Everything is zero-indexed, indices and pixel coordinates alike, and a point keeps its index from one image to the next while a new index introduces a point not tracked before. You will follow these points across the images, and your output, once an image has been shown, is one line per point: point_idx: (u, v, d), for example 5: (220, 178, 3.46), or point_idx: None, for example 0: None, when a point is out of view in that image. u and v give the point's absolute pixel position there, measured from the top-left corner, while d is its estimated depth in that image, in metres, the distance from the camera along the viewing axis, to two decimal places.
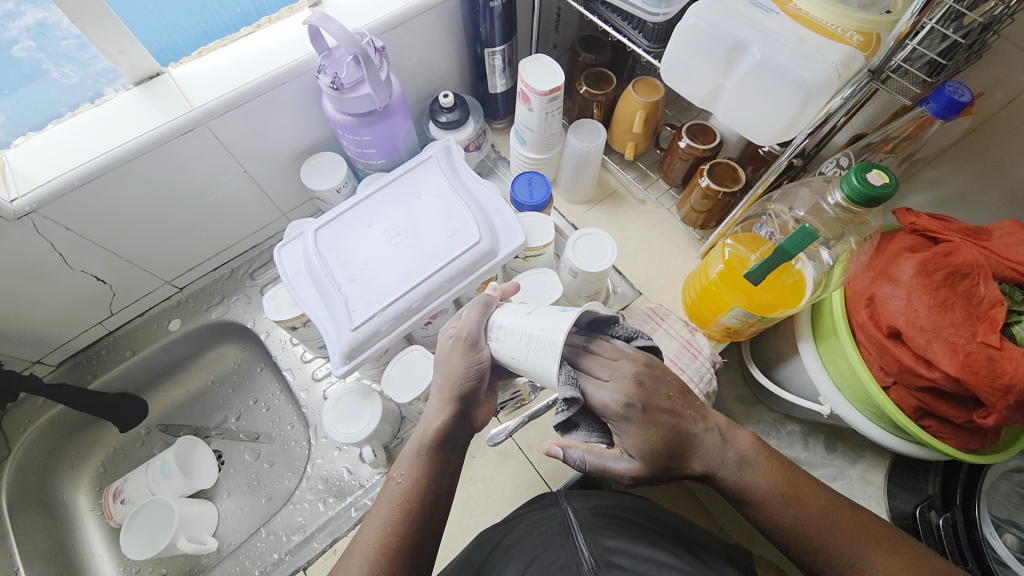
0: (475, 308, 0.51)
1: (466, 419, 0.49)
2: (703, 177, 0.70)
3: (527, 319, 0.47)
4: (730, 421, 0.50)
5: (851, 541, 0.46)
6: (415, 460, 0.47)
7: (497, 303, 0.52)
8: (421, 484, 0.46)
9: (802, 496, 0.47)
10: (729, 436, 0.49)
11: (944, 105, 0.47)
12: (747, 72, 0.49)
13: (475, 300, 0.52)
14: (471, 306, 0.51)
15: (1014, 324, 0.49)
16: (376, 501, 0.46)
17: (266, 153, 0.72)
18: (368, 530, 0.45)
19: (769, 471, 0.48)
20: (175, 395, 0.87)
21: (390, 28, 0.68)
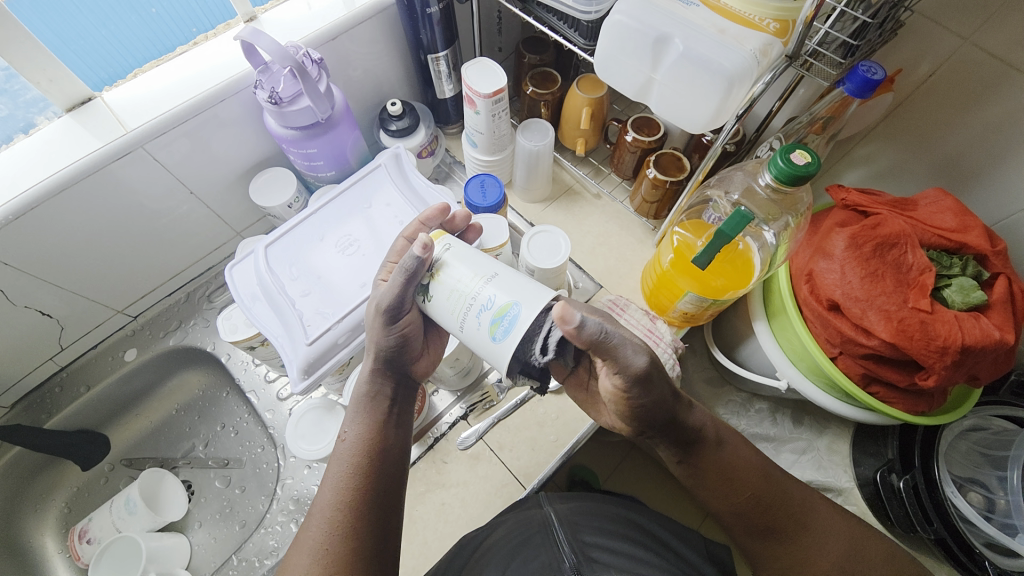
0: (398, 274, 0.48)
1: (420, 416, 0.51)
2: (650, 168, 0.72)
3: (465, 337, 0.45)
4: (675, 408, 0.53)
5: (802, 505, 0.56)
6: (365, 418, 0.51)
7: (421, 268, 0.46)
8: (372, 444, 0.49)
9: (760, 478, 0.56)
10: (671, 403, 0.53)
11: (859, 84, 0.50)
12: (673, 64, 0.50)
13: (401, 266, 0.47)
14: (397, 271, 0.48)
15: (943, 287, 0.52)
16: (327, 469, 0.48)
17: (212, 171, 0.71)
18: (323, 492, 0.46)
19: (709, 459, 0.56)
20: (138, 427, 0.84)
21: (330, 40, 0.68)
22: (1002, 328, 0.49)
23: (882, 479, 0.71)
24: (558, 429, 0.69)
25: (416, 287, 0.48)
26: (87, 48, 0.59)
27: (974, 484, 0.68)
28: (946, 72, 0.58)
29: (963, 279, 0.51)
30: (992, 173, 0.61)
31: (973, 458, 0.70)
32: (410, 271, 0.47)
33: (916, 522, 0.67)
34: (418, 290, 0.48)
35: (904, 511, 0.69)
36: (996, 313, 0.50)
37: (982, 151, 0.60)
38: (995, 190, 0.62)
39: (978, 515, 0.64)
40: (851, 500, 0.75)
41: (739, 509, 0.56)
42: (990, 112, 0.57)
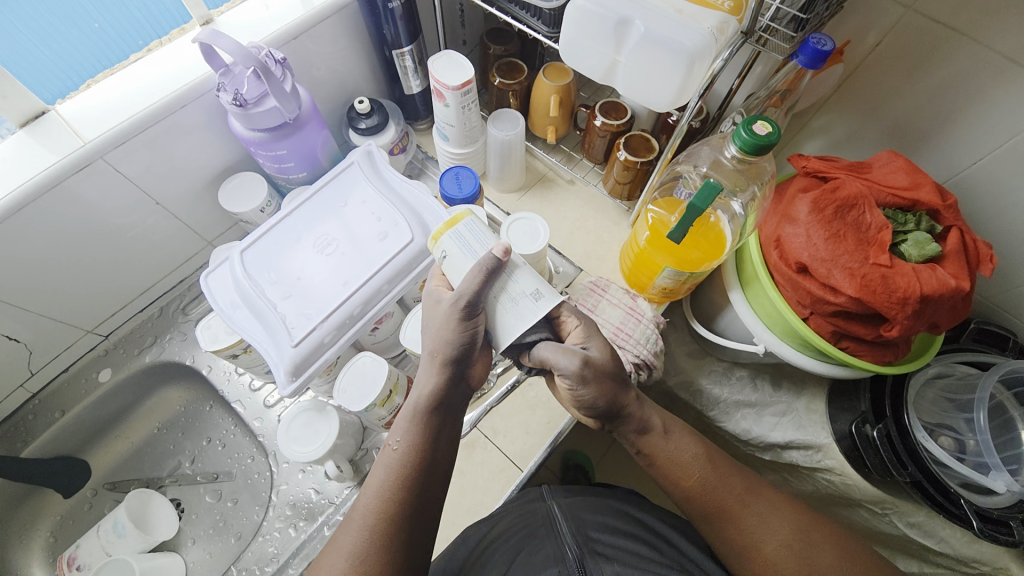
0: (475, 273, 0.49)
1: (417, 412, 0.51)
2: (621, 151, 0.74)
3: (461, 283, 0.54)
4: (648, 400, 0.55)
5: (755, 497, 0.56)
6: (413, 425, 0.49)
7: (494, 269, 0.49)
8: (419, 457, 0.48)
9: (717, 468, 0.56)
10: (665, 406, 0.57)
11: (811, 56, 0.52)
12: (636, 44, 0.51)
13: (482, 263, 0.49)
14: (476, 268, 0.49)
15: (900, 243, 0.54)
16: (370, 474, 0.48)
17: (177, 180, 0.69)
18: (366, 493, 0.47)
19: (689, 442, 0.57)
20: (120, 449, 0.82)
21: (292, 39, 0.67)
22: (957, 277, 0.52)
23: (857, 431, 0.74)
24: (550, 410, 0.70)
25: (491, 287, 0.50)
26: (30, 66, 0.57)
27: (944, 429, 0.72)
28: (891, 42, 0.61)
29: (918, 233, 0.53)
30: (938, 136, 0.65)
31: (940, 404, 0.75)
32: (485, 276, 0.48)
33: (891, 466, 0.70)
34: (493, 290, 0.50)
35: (879, 459, 0.71)
36: (951, 263, 0.53)
37: (929, 114, 0.64)
38: (942, 151, 0.66)
39: (951, 458, 0.68)
40: (831, 454, 0.79)
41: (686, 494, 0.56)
42: (933, 76, 0.61)
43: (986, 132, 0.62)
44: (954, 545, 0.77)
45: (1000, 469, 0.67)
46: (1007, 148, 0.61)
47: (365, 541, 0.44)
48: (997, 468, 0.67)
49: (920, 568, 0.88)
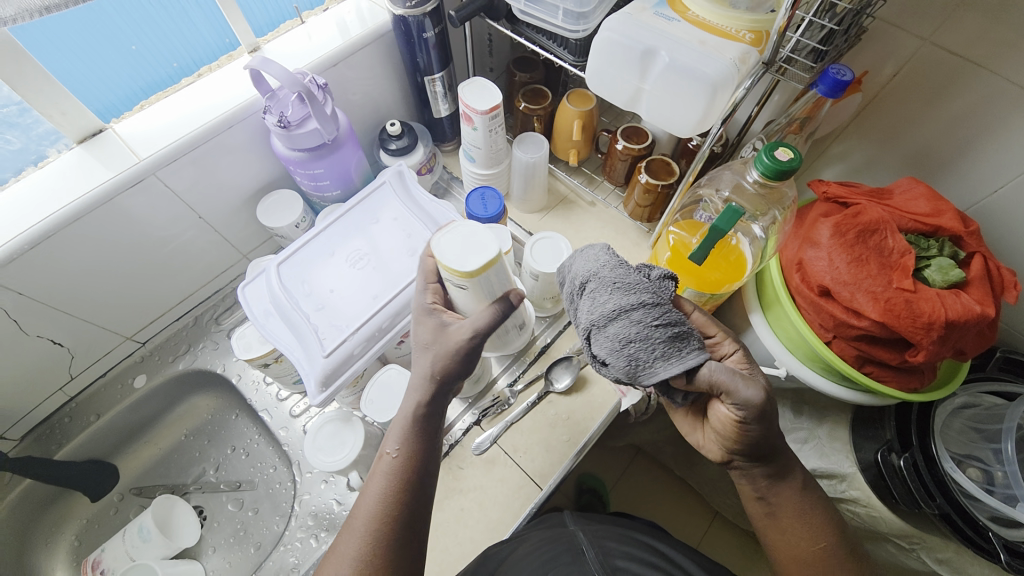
0: (493, 313, 0.51)
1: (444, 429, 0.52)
2: (642, 174, 0.76)
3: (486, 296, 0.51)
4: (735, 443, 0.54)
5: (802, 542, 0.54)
6: (407, 433, 0.49)
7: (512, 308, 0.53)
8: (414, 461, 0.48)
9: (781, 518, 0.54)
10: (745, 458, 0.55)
11: (830, 86, 0.53)
12: (660, 74, 0.54)
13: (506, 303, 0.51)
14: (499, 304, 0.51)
15: (923, 269, 0.54)
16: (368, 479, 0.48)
17: (219, 196, 0.73)
18: (367, 498, 0.47)
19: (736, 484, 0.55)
20: (149, 454, 0.84)
21: (331, 66, 0.72)
22: (982, 303, 0.52)
23: (883, 460, 0.73)
24: (570, 429, 0.71)
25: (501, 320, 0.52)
26: (75, 81, 0.61)
27: (971, 459, 0.71)
28: (908, 73, 0.63)
29: (942, 259, 0.54)
30: (959, 163, 0.66)
31: (968, 435, 0.74)
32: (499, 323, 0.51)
33: (918, 498, 0.68)
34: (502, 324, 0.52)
35: (907, 490, 0.70)
36: (975, 289, 0.53)
37: (949, 142, 0.65)
38: (964, 178, 0.67)
39: (981, 490, 0.66)
40: (856, 484, 0.78)
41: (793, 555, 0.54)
42: (953, 105, 0.62)
43: (1009, 159, 0.62)
44: None
45: None
46: None
47: (366, 547, 0.44)
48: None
49: None
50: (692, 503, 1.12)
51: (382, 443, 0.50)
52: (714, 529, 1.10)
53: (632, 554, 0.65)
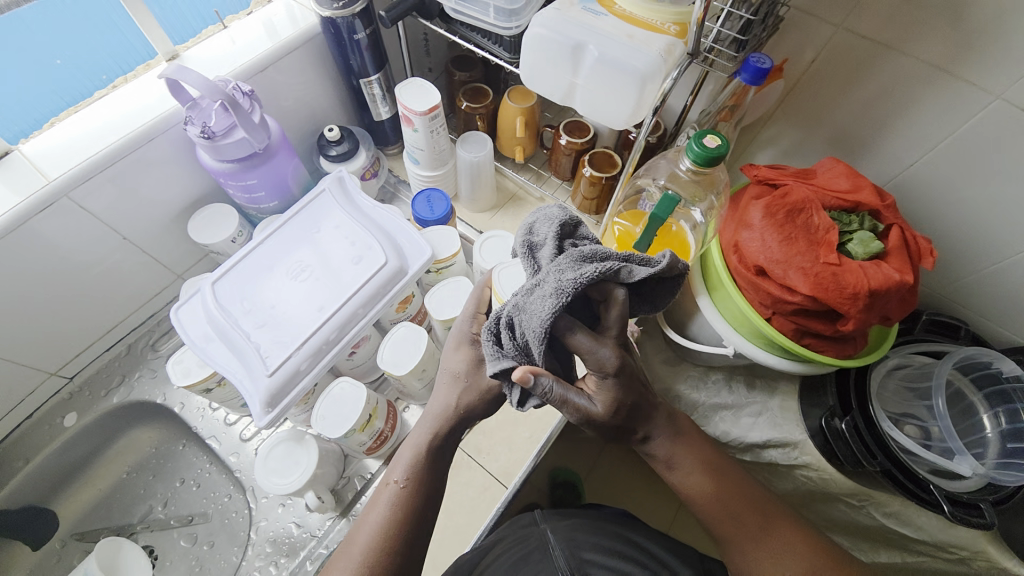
0: None
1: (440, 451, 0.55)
2: (586, 167, 0.77)
3: None
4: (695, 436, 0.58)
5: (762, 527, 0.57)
6: (417, 465, 0.53)
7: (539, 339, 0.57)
8: (419, 488, 0.52)
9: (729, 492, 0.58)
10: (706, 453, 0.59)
11: (753, 73, 0.55)
12: (592, 68, 0.55)
13: None
14: None
15: (847, 242, 0.57)
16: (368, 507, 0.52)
17: (144, 215, 0.68)
18: (364, 527, 0.51)
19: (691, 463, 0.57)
20: (88, 496, 0.78)
21: (259, 71, 0.69)
22: (901, 271, 0.55)
23: (827, 425, 0.77)
24: (533, 425, 0.71)
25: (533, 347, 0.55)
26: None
27: (908, 417, 0.77)
28: (824, 59, 0.66)
29: (862, 233, 0.57)
30: (875, 142, 0.71)
31: (903, 394, 0.79)
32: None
33: (861, 458, 0.73)
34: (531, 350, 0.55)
35: (852, 452, 0.74)
36: (894, 259, 0.56)
37: (865, 122, 0.69)
38: (881, 155, 0.71)
39: (917, 445, 0.71)
40: (806, 450, 0.82)
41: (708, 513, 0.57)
42: (865, 87, 0.66)
43: (919, 136, 0.66)
44: (931, 532, 0.80)
45: (963, 453, 0.70)
46: (938, 150, 0.66)
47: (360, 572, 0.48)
48: (961, 452, 0.70)
49: (902, 560, 0.90)
50: (660, 486, 1.16)
51: (385, 473, 0.53)
52: (683, 508, 1.13)
53: (600, 543, 0.65)
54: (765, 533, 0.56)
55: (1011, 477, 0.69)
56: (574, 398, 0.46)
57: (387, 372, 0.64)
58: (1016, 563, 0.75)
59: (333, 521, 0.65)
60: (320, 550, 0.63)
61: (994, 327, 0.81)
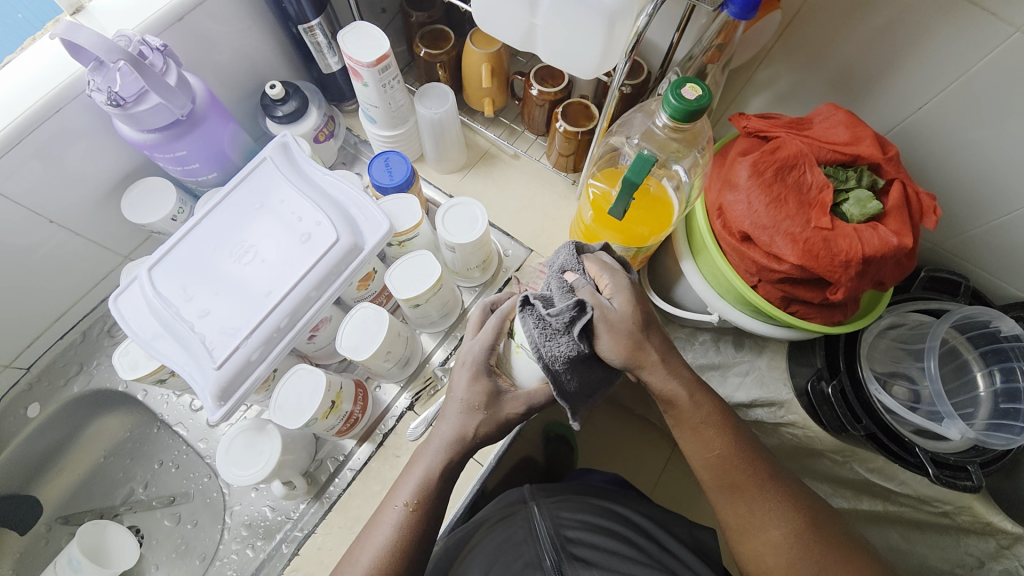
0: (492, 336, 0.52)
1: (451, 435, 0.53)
2: (559, 121, 0.70)
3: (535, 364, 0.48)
4: (717, 405, 0.57)
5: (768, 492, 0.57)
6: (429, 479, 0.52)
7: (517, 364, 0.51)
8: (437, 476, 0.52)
9: (737, 459, 0.57)
10: (723, 419, 0.58)
11: (742, 5, 0.47)
12: (551, 4, 0.46)
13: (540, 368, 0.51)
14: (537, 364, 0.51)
15: (842, 203, 0.52)
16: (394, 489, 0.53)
17: (74, 195, 0.62)
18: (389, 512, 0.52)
19: (704, 423, 0.57)
20: (66, 481, 0.77)
21: (176, 21, 0.60)
22: (899, 234, 0.50)
23: (813, 388, 0.75)
24: None
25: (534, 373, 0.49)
26: None
27: (899, 376, 0.75)
28: None
29: (859, 191, 0.51)
30: (881, 82, 0.63)
31: (894, 353, 0.77)
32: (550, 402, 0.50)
33: (846, 422, 0.71)
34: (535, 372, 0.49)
35: (835, 416, 0.73)
36: (893, 220, 0.51)
37: (872, 59, 0.61)
38: (888, 97, 0.63)
39: (902, 407, 0.69)
40: (793, 411, 0.80)
41: (712, 467, 0.58)
42: (874, 16, 0.57)
43: (935, 73, 0.58)
44: (915, 487, 0.80)
45: (952, 416, 0.68)
46: (954, 89, 0.58)
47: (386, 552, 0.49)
48: (949, 416, 0.68)
49: (884, 509, 0.91)
50: (646, 447, 1.17)
51: (393, 494, 0.52)
52: (668, 468, 1.15)
53: (584, 522, 0.67)
54: (769, 498, 0.57)
55: (1002, 441, 0.67)
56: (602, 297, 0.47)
57: (348, 357, 0.60)
58: (1000, 517, 0.76)
59: (307, 504, 0.64)
60: (295, 533, 0.63)
61: (995, 282, 0.76)
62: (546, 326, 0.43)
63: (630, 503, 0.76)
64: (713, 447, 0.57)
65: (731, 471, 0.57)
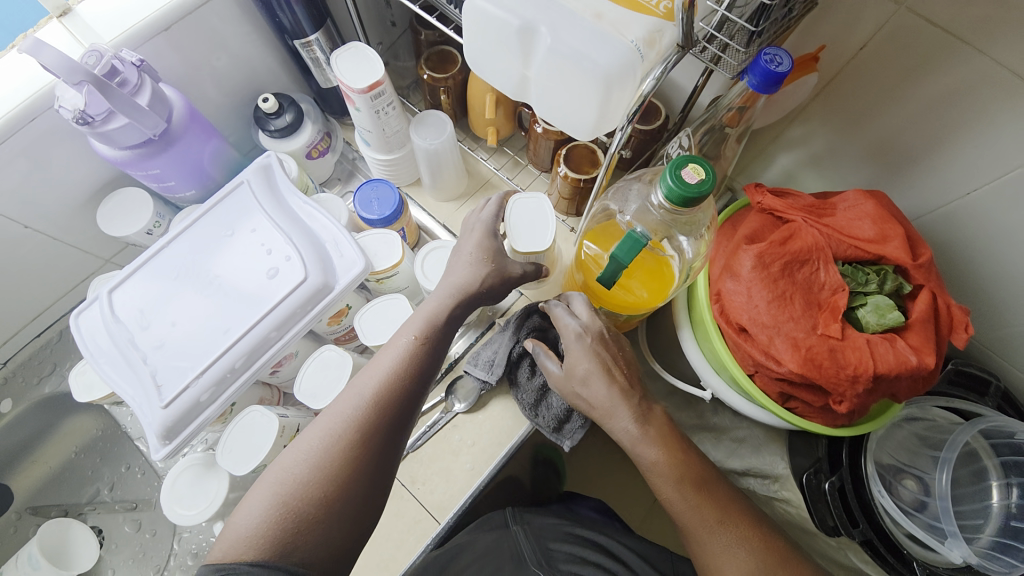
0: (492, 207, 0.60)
1: (424, 374, 0.48)
2: (560, 165, 0.65)
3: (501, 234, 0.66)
4: (686, 453, 0.56)
5: (731, 528, 0.53)
6: (390, 388, 0.46)
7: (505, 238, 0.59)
8: (401, 393, 0.46)
9: (703, 506, 0.53)
10: (690, 480, 0.54)
11: (762, 78, 0.41)
12: (544, 59, 0.41)
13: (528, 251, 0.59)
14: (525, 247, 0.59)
15: (858, 307, 0.46)
16: (343, 394, 0.46)
17: (53, 203, 0.60)
18: (336, 411, 0.45)
19: (666, 482, 0.54)
20: (38, 474, 0.78)
21: (163, 30, 0.57)
22: (920, 351, 0.44)
23: (808, 481, 0.70)
24: (474, 456, 0.65)
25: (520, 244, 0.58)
26: None
27: (910, 470, 0.68)
28: (876, 47, 0.50)
29: (879, 298, 0.45)
30: (926, 159, 0.55)
31: (912, 443, 0.70)
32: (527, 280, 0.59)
33: (841, 525, 0.66)
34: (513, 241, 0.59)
35: (829, 515, 0.67)
36: (914, 334, 0.44)
37: (919, 132, 0.54)
38: (933, 176, 0.56)
39: (899, 511, 0.62)
40: (788, 487, 0.71)
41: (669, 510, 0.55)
42: (925, 89, 0.50)
43: (987, 159, 0.51)
44: None
45: (957, 537, 0.61)
46: (1009, 180, 0.51)
47: (323, 453, 0.42)
48: (954, 535, 0.61)
49: None
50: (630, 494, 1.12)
51: (403, 327, 0.51)
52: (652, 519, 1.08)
53: (575, 553, 0.64)
54: (730, 538, 0.52)
55: (1006, 565, 0.60)
56: (547, 362, 0.60)
57: (305, 403, 0.57)
58: None
59: None
60: None
61: None
62: (522, 400, 0.64)
63: (613, 532, 0.68)
64: (684, 508, 0.54)
65: (686, 517, 0.54)
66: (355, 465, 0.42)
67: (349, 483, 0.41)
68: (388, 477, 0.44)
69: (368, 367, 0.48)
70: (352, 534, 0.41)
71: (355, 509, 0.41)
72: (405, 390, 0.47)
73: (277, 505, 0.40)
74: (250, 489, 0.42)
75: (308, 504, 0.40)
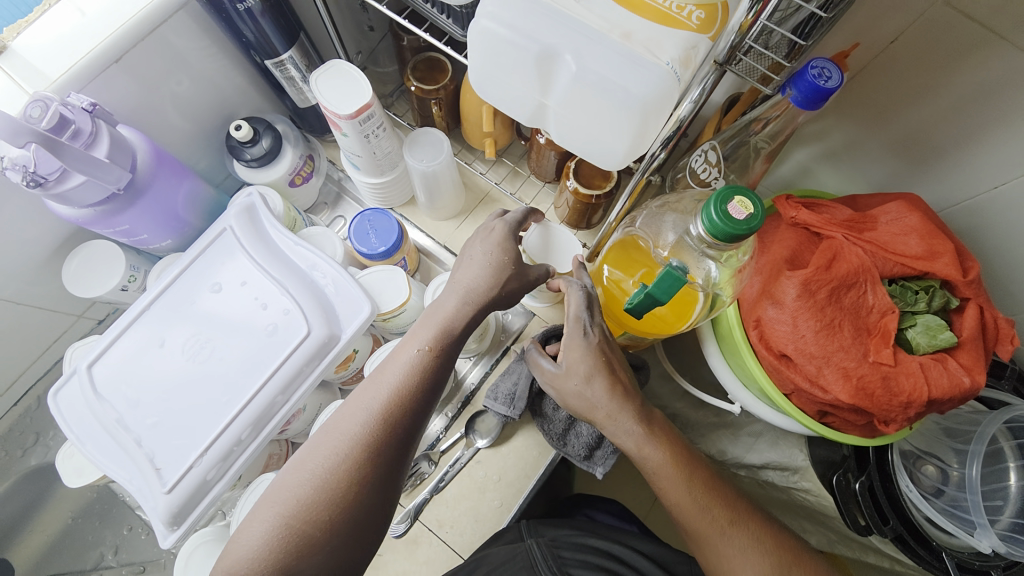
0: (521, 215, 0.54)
1: (436, 386, 0.46)
2: (569, 180, 0.60)
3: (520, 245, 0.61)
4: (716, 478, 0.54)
5: (744, 527, 0.52)
6: (396, 401, 0.43)
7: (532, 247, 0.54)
8: (409, 406, 0.43)
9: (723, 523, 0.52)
10: (729, 507, 0.53)
11: (808, 93, 0.38)
12: (566, 86, 0.36)
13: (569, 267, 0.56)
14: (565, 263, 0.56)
15: (907, 327, 0.44)
16: (351, 404, 0.44)
17: (13, 269, 0.53)
18: (342, 424, 0.42)
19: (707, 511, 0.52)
20: (35, 544, 0.72)
21: (114, 62, 0.49)
22: (971, 370, 0.42)
23: (835, 480, 0.68)
24: (502, 492, 0.63)
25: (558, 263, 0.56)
26: None
27: (930, 457, 0.66)
28: (909, 41, 0.46)
29: (929, 318, 0.44)
30: (956, 154, 0.53)
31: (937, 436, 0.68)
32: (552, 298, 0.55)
33: (872, 523, 0.65)
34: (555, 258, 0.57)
35: (859, 514, 0.66)
36: (966, 352, 0.43)
37: (950, 126, 0.51)
38: (964, 170, 0.53)
39: (921, 496, 0.63)
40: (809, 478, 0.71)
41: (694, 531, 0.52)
42: (955, 84, 0.47)
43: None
44: None
45: (987, 528, 0.60)
46: None
47: (327, 473, 0.40)
48: (983, 525, 0.60)
49: None
50: None
51: (412, 336, 0.47)
52: None
53: (589, 560, 0.59)
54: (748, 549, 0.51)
55: None
56: (540, 359, 0.53)
57: None
58: None
59: None
60: None
61: None
62: (550, 428, 0.61)
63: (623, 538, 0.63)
64: (721, 531, 0.52)
65: (705, 529, 0.52)
66: (358, 486, 0.40)
67: (354, 499, 0.40)
68: (393, 494, 0.42)
69: (375, 376, 0.45)
70: (353, 555, 0.39)
71: (359, 522, 0.40)
72: (414, 398, 0.44)
73: (279, 526, 0.38)
74: (256, 502, 0.40)
75: (310, 526, 0.38)
